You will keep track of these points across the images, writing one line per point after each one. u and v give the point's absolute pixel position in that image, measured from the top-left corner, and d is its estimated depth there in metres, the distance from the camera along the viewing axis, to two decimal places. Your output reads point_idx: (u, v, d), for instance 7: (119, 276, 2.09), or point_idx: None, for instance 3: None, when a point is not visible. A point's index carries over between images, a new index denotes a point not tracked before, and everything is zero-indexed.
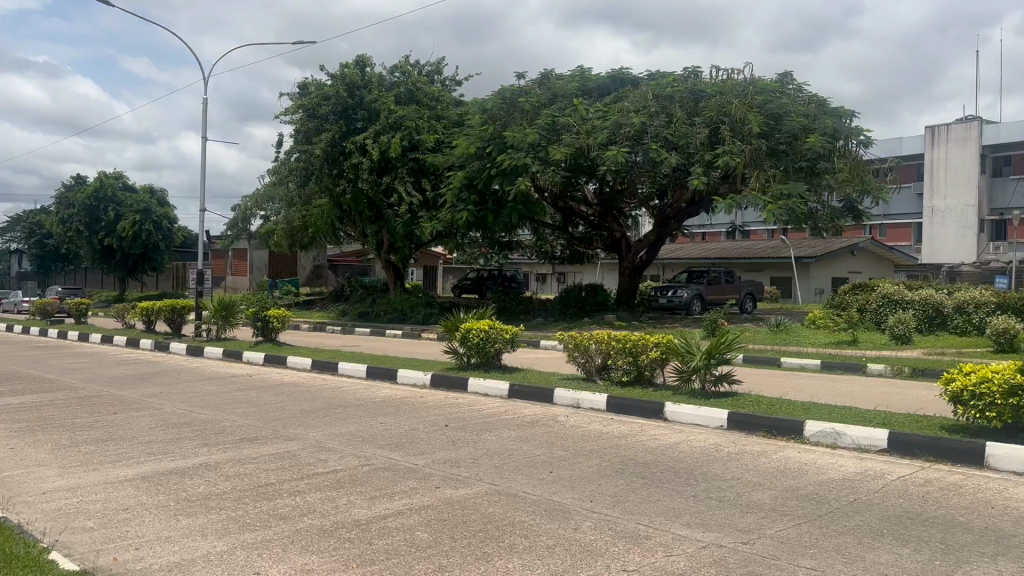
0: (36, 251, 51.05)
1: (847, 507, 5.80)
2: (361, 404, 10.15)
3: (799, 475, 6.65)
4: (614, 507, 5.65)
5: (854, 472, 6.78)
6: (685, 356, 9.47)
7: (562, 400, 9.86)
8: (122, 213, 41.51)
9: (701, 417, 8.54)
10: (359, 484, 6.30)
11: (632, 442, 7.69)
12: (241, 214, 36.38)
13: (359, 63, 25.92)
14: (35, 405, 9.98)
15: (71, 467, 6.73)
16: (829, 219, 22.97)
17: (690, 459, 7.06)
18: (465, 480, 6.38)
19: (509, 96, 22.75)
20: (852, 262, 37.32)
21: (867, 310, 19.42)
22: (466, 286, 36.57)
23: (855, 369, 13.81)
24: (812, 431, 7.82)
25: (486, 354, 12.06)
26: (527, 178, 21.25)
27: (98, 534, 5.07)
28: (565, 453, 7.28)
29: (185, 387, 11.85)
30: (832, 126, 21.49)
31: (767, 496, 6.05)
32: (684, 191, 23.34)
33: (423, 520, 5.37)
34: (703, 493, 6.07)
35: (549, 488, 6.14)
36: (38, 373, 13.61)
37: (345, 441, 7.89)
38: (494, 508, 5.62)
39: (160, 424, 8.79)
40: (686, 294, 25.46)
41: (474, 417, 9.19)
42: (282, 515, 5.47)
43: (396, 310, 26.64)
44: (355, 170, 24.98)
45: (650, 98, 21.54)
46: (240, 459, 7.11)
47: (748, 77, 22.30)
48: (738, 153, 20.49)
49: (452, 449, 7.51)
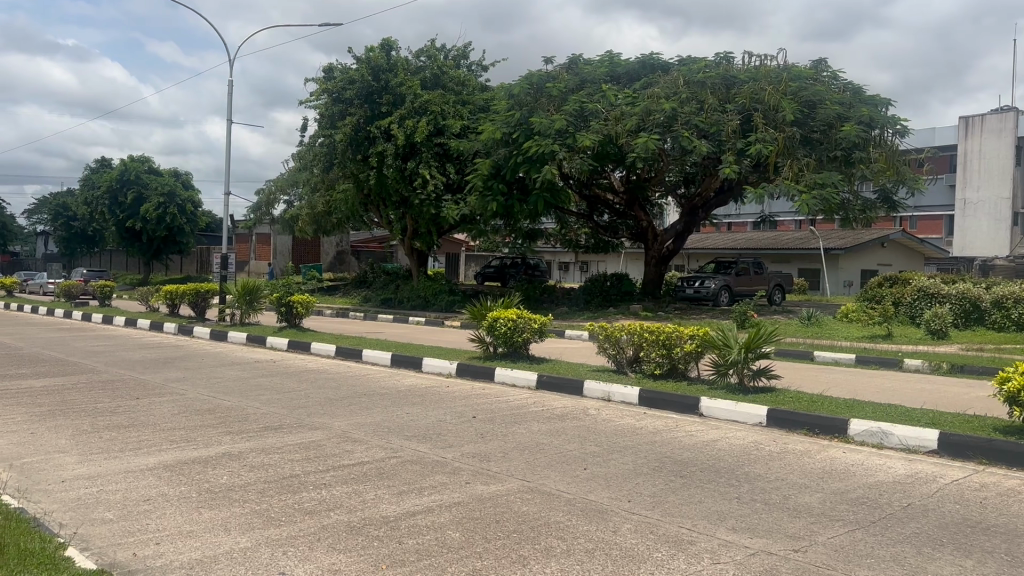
0: (62, 233, 51.36)
1: (902, 514, 5.47)
2: (386, 393, 9.94)
3: (847, 477, 6.33)
4: (653, 509, 5.36)
5: (904, 475, 6.44)
6: (723, 350, 9.14)
7: (593, 393, 9.60)
8: (146, 196, 41.57)
9: (738, 414, 8.24)
10: (386, 477, 6.08)
11: (667, 439, 7.40)
12: (265, 198, 36.47)
13: (385, 46, 25.71)
14: (58, 389, 9.87)
15: (92, 454, 6.57)
16: (861, 209, 22.39)
17: (730, 458, 6.76)
18: (497, 476, 6.13)
19: (536, 81, 22.39)
20: (882, 255, 36.64)
21: (902, 303, 18.90)
22: (490, 273, 36.50)
23: (891, 364, 13.41)
24: (857, 429, 7.48)
25: (514, 344, 11.79)
26: (554, 166, 20.86)
27: (118, 526, 4.88)
28: (598, 449, 7.01)
29: (208, 372, 11.71)
30: (868, 115, 20.84)
31: (815, 499, 5.75)
32: (713, 178, 22.80)
33: (455, 518, 5.13)
34: (747, 495, 5.77)
35: (585, 486, 5.86)
36: (62, 356, 13.52)
37: (370, 431, 7.67)
38: (528, 507, 5.36)
39: (183, 410, 8.63)
40: (714, 285, 25.14)
41: (502, 408, 8.94)
42: (308, 510, 5.25)
43: (420, 296, 26.41)
44: (380, 156, 24.72)
45: (682, 84, 21.07)
46: (265, 449, 6.92)
47: (782, 63, 21.84)
48: (771, 141, 19.95)
49: (480, 442, 7.26)
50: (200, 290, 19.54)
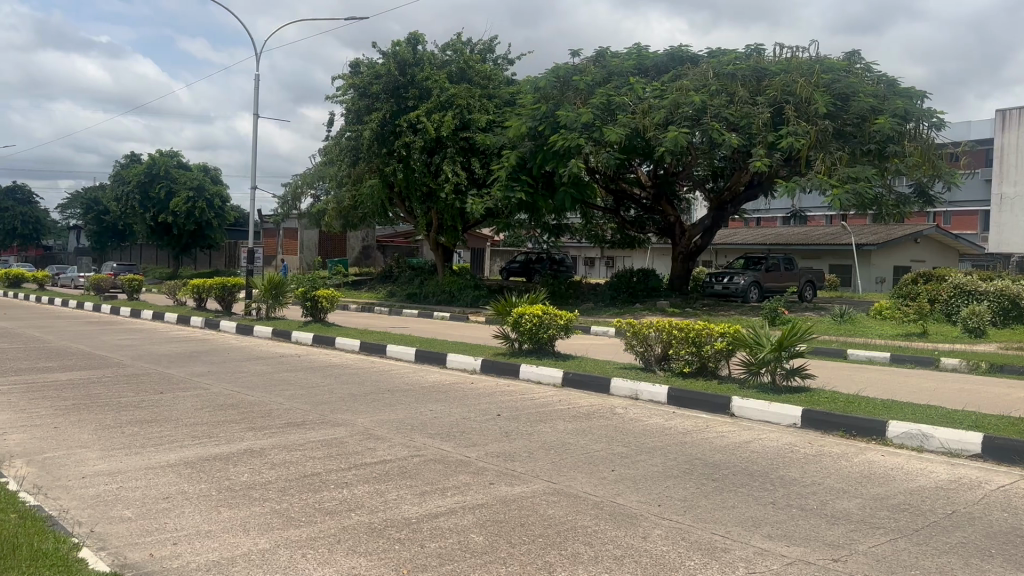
0: (94, 227, 52.07)
1: (947, 522, 5.22)
2: (411, 389, 9.80)
3: (886, 482, 6.09)
4: (685, 514, 5.17)
5: (947, 480, 6.17)
6: (754, 348, 8.91)
7: (620, 391, 9.40)
8: (175, 190, 41.97)
9: (771, 415, 8.01)
10: (409, 477, 5.94)
11: (698, 440, 7.17)
12: (292, 192, 36.61)
13: (411, 40, 25.60)
14: (83, 383, 9.85)
15: (114, 450, 6.50)
16: (896, 205, 21.86)
17: (765, 461, 6.53)
18: (522, 477, 5.96)
19: (562, 74, 22.13)
20: (915, 251, 35.92)
21: (939, 301, 18.39)
22: (515, 269, 36.35)
23: (927, 364, 13.03)
24: (896, 431, 7.21)
25: (539, 340, 11.60)
26: (580, 160, 20.62)
27: (135, 525, 4.78)
28: (627, 450, 6.81)
29: (233, 366, 11.66)
30: (903, 108, 20.29)
31: (854, 505, 5.52)
32: (743, 172, 22.40)
33: (478, 521, 4.98)
34: (783, 500, 5.55)
35: (613, 489, 5.67)
36: (88, 349, 13.56)
37: (393, 429, 7.54)
38: (554, 510, 5.19)
39: (206, 405, 8.57)
40: (743, 281, 24.74)
41: (528, 406, 8.76)
42: (329, 510, 5.13)
43: (445, 291, 26.26)
44: (407, 149, 24.65)
45: (711, 76, 20.75)
46: (288, 446, 6.81)
47: (814, 55, 21.39)
48: (804, 134, 19.56)
49: (505, 441, 7.08)
50: (226, 285, 19.60)
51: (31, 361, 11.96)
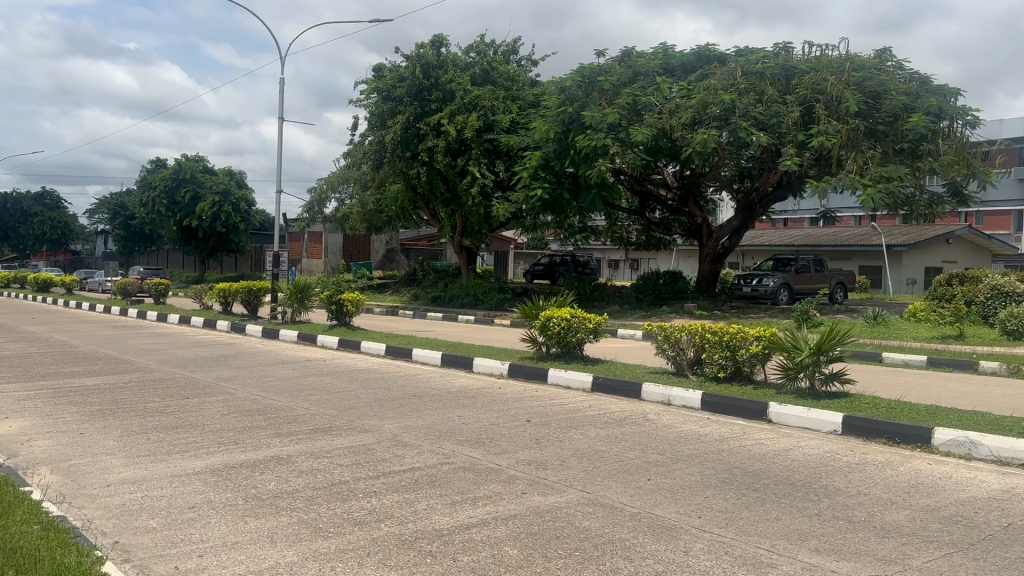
0: (121, 232, 52.61)
1: (1004, 535, 4.95)
2: (439, 394, 9.65)
3: (935, 493, 5.82)
4: (726, 527, 4.95)
5: (1000, 490, 5.89)
6: (792, 352, 8.63)
7: (652, 396, 9.18)
8: (201, 195, 42.35)
9: (810, 421, 7.76)
10: (438, 485, 5.77)
11: (735, 448, 6.95)
12: (317, 197, 36.73)
13: (435, 43, 25.53)
14: (109, 388, 9.81)
15: (139, 457, 6.41)
16: (928, 205, 21.40)
17: (807, 470, 6.29)
18: (555, 486, 5.77)
19: (588, 74, 21.82)
20: (946, 252, 35.26)
21: (975, 303, 17.88)
22: (539, 271, 36.17)
23: (965, 367, 12.65)
24: (942, 439, 6.92)
25: (568, 344, 11.41)
26: (607, 161, 20.35)
27: (160, 536, 4.66)
28: (661, 458, 6.60)
29: (259, 371, 11.59)
30: (936, 105, 19.83)
31: (903, 517, 5.28)
32: (772, 173, 22.06)
33: (511, 533, 4.80)
34: (828, 511, 5.32)
35: (650, 499, 5.47)
36: (115, 354, 13.56)
37: (421, 435, 7.39)
38: (590, 522, 5.00)
39: (233, 411, 8.47)
40: (772, 283, 24.37)
41: (557, 412, 8.58)
42: (357, 520, 4.98)
43: (469, 294, 26.14)
44: (430, 152, 24.52)
45: (740, 75, 20.44)
46: (314, 452, 6.69)
47: (844, 53, 20.99)
48: (835, 133, 19.18)
49: (536, 448, 6.90)
50: (252, 288, 19.62)
51: (58, 365, 12.01)
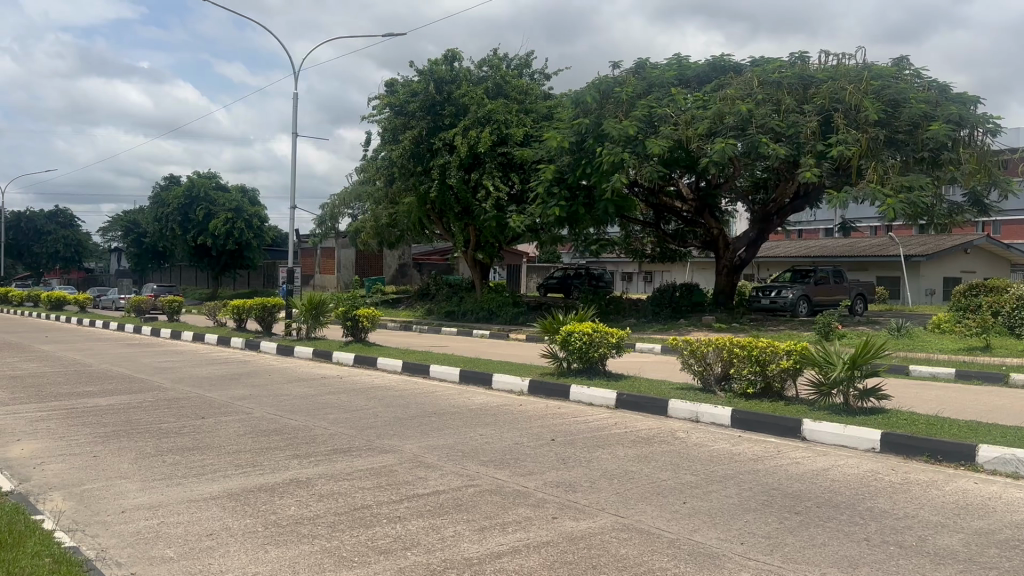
0: (134, 250, 52.61)
1: None
2: (460, 412, 9.43)
3: (986, 515, 5.52)
4: (772, 554, 4.69)
5: None
6: (825, 367, 8.36)
7: (679, 413, 8.92)
8: (213, 211, 42.37)
9: (846, 439, 7.49)
10: (465, 510, 5.53)
11: (771, 467, 6.68)
12: (330, 212, 36.73)
13: (448, 58, 25.46)
14: (124, 409, 9.63)
15: (153, 481, 6.20)
16: (948, 215, 21.02)
17: (849, 491, 6.01)
18: (586, 510, 5.52)
19: (603, 86, 21.60)
20: (965, 261, 34.85)
21: (1001, 313, 17.31)
22: (552, 285, 35.97)
23: (995, 378, 12.34)
24: (987, 457, 6.62)
25: (590, 359, 11.17)
26: (623, 175, 20.10)
27: (177, 566, 4.46)
28: (695, 479, 6.33)
29: (275, 389, 11.38)
30: (957, 113, 19.53)
31: (956, 541, 5.00)
32: (788, 184, 21.81)
33: (545, 562, 4.55)
34: (877, 536, 5.05)
35: (688, 524, 5.21)
36: (129, 373, 13.38)
37: (444, 455, 7.16)
38: (627, 549, 4.76)
39: (249, 431, 8.26)
40: (792, 294, 24.07)
41: (582, 429, 8.34)
42: (383, 549, 4.75)
43: (483, 309, 25.93)
44: (443, 168, 24.42)
45: (756, 85, 20.18)
46: (334, 475, 6.46)
47: (861, 62, 20.72)
48: (854, 142, 18.91)
49: (564, 469, 6.66)
50: (266, 304, 19.43)
51: (73, 384, 11.87)
